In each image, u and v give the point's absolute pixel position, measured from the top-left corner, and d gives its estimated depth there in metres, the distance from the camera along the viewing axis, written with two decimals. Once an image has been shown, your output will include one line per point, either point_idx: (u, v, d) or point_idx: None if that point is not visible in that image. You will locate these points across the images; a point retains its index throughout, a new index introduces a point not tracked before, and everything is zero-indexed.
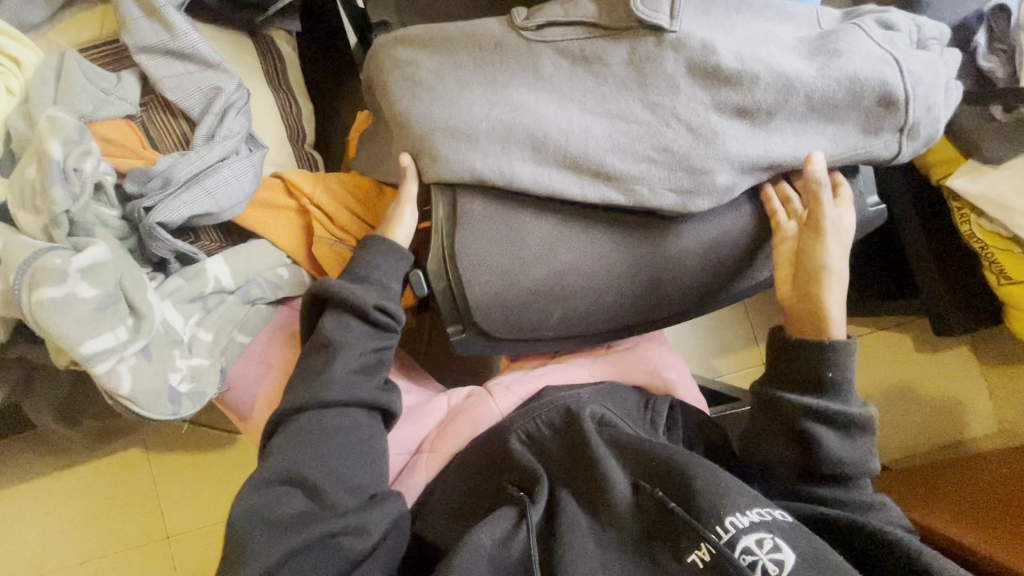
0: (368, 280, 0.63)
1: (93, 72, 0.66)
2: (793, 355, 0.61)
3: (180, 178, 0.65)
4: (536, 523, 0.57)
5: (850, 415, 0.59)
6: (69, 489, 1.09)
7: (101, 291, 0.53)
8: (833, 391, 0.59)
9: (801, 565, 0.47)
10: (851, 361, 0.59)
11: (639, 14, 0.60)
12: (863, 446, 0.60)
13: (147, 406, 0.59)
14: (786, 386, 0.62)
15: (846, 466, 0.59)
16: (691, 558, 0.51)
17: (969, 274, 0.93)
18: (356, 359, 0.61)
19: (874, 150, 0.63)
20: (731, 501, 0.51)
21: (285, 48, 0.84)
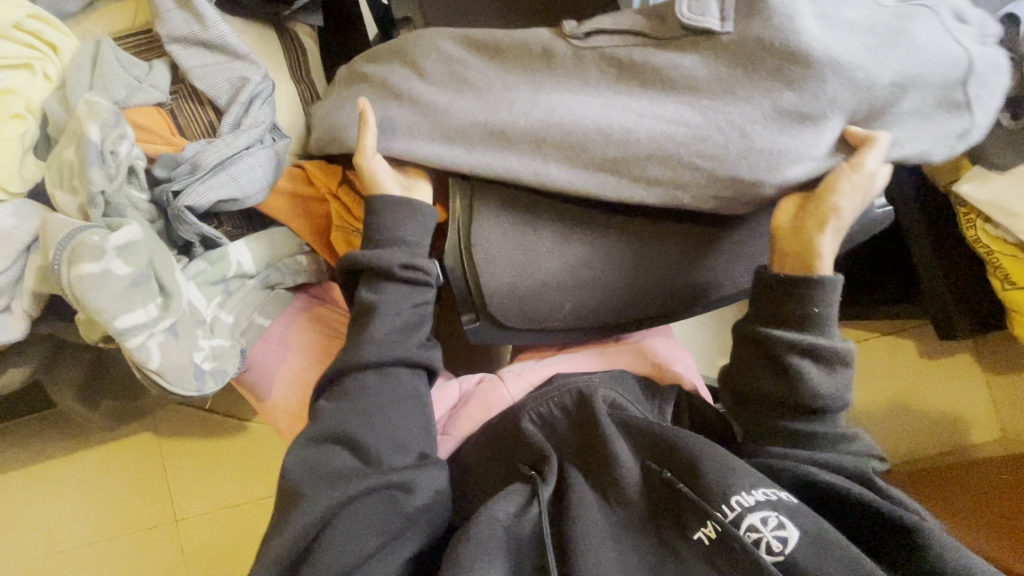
0: (396, 241, 0.66)
1: (127, 61, 0.68)
2: (782, 287, 0.62)
3: (207, 164, 0.67)
4: (547, 501, 0.59)
5: (831, 348, 0.62)
6: (82, 469, 1.12)
7: (136, 268, 0.55)
8: (817, 326, 0.62)
9: (804, 540, 0.51)
10: (833, 296, 0.62)
11: (686, 20, 0.61)
12: (842, 379, 0.63)
13: (174, 382, 0.61)
14: (772, 323, 0.64)
15: (826, 401, 0.62)
16: (697, 535, 0.53)
17: (974, 279, 0.94)
18: (396, 318, 0.64)
19: (936, 149, 0.65)
20: (737, 483, 0.54)
21: (307, 41, 0.86)
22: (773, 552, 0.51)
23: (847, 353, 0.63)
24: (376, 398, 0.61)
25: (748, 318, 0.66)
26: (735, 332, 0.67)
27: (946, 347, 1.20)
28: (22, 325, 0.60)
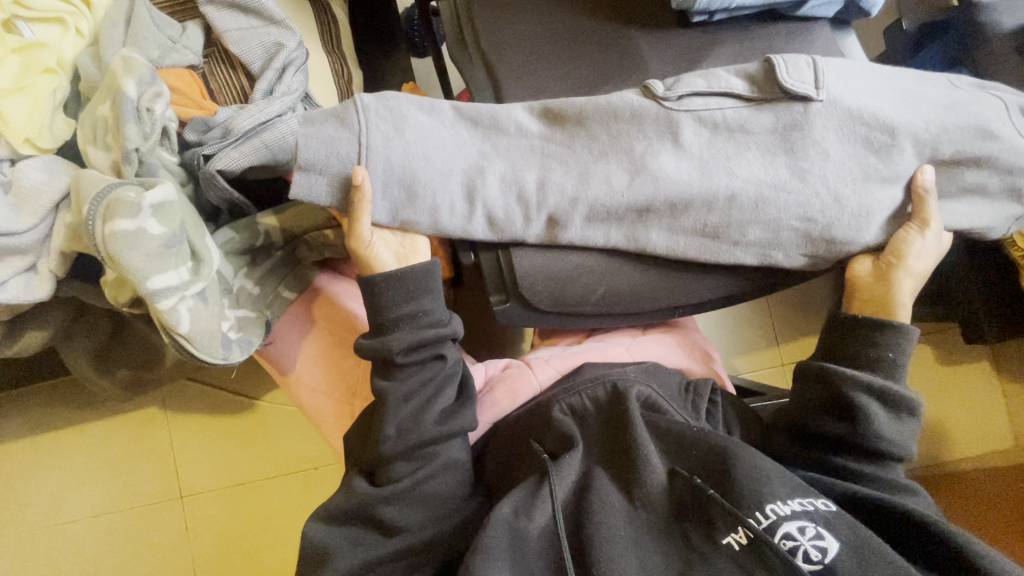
0: (401, 320, 0.62)
1: (161, 20, 0.67)
2: (857, 328, 0.67)
3: (238, 130, 0.64)
4: (561, 497, 0.58)
5: (901, 395, 0.64)
6: (87, 442, 1.10)
7: (169, 230, 0.53)
8: (889, 371, 0.65)
9: (845, 550, 0.51)
10: (908, 346, 0.66)
11: (788, 85, 0.62)
12: (906, 429, 0.65)
13: (203, 349, 0.58)
14: (842, 363, 0.67)
15: (888, 446, 0.64)
16: (726, 540, 0.53)
17: (1008, 285, 0.92)
18: (405, 404, 0.62)
19: (990, 230, 0.70)
20: (773, 492, 0.54)
21: (339, 12, 0.84)
22: (810, 561, 0.51)
23: (914, 407, 0.65)
24: (411, 426, 0.62)
25: (816, 357, 0.70)
26: (801, 367, 0.70)
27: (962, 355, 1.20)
28: (46, 286, 0.59)
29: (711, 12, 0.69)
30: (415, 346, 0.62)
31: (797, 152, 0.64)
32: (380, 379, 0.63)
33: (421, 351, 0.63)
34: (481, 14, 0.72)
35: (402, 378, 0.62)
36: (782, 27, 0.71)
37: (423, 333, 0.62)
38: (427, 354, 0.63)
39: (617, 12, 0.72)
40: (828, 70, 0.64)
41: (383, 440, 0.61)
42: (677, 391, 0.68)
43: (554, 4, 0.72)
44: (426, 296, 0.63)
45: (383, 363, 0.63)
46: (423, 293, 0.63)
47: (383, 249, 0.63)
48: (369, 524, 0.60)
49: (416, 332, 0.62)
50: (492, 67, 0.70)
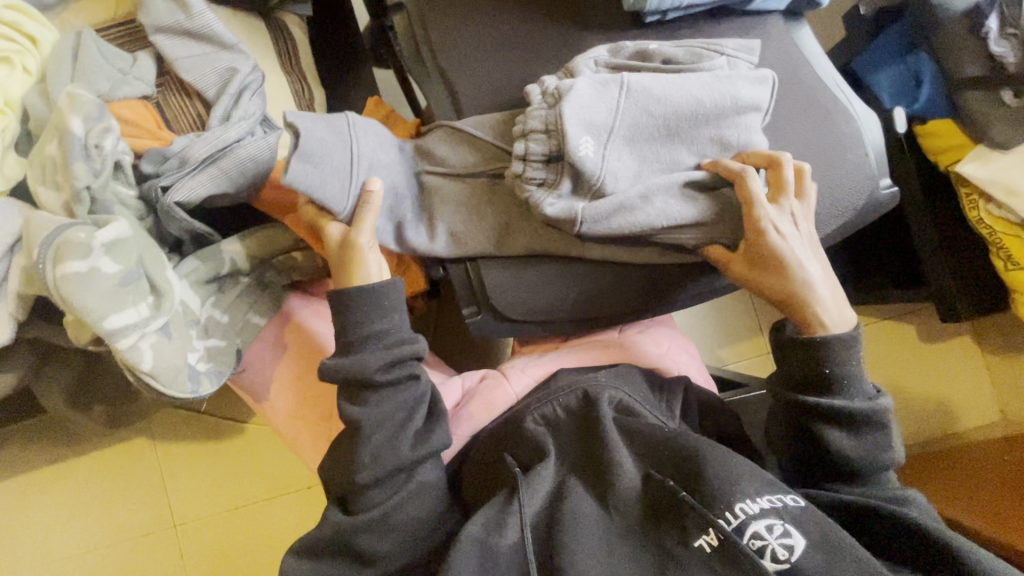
0: (370, 340, 0.62)
1: (109, 52, 0.66)
2: (795, 350, 0.63)
3: (196, 158, 0.64)
4: (532, 511, 0.58)
5: (857, 409, 0.61)
6: (73, 478, 1.09)
7: (124, 266, 0.52)
8: (836, 387, 0.62)
9: (810, 548, 0.52)
10: (848, 353, 0.62)
11: (699, 93, 0.61)
12: (875, 440, 0.62)
13: (168, 384, 0.58)
14: (798, 387, 0.64)
15: (863, 463, 0.61)
16: (698, 543, 0.53)
17: (978, 262, 0.93)
18: (381, 430, 0.61)
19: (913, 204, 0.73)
20: (742, 490, 0.55)
21: (297, 31, 0.84)
22: (778, 560, 0.52)
23: (877, 414, 0.61)
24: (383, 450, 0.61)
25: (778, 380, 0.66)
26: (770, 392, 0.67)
27: (944, 333, 1.25)
28: (7, 330, 0.58)
29: (663, 11, 0.68)
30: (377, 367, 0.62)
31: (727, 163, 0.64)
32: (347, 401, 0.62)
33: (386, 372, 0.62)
34: (434, 27, 0.71)
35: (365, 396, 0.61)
36: (735, 22, 0.71)
37: (392, 352, 0.62)
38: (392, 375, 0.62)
39: (571, 14, 0.71)
40: (740, 77, 0.62)
41: (355, 467, 0.60)
42: (650, 395, 0.68)
43: (508, 10, 0.72)
44: (386, 312, 0.62)
45: (348, 381, 0.62)
46: (390, 314, 0.63)
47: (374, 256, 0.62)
48: (348, 550, 0.60)
49: (381, 349, 0.62)
50: (449, 80, 0.70)
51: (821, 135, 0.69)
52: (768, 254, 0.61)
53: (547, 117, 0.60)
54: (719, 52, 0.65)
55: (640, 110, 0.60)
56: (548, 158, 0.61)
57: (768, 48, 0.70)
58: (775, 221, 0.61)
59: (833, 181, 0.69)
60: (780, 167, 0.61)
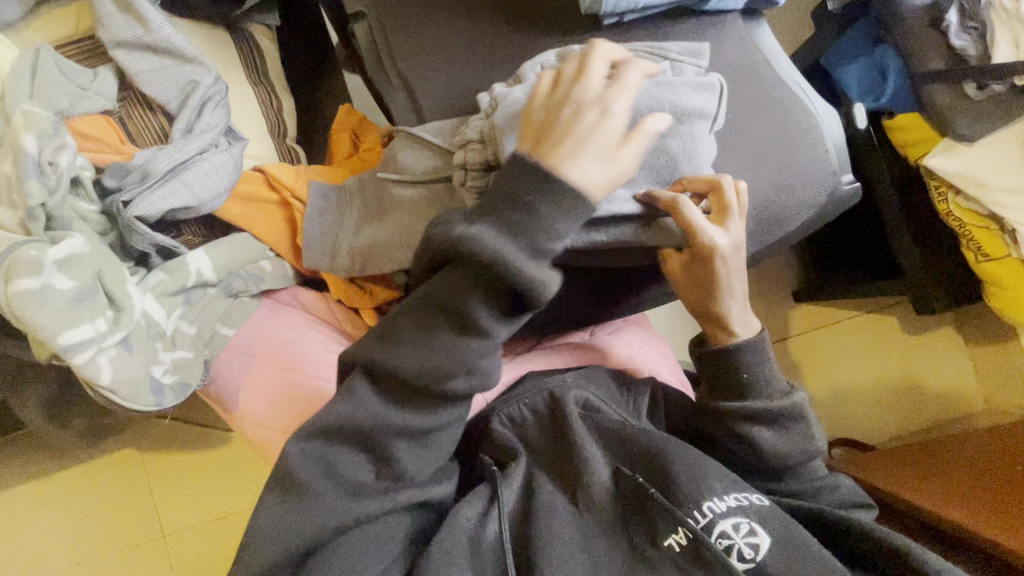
0: (516, 228, 0.47)
1: (69, 68, 0.66)
2: (712, 363, 0.66)
3: (158, 172, 0.65)
4: (509, 502, 0.59)
5: (779, 409, 0.64)
6: (62, 490, 1.09)
7: (79, 283, 0.56)
8: (754, 390, 0.65)
9: (775, 546, 0.53)
10: (760, 356, 0.65)
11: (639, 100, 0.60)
12: (797, 433, 0.65)
13: (127, 397, 0.62)
14: (722, 395, 0.66)
15: (790, 459, 0.65)
16: (668, 542, 0.54)
17: (950, 254, 0.94)
18: (469, 377, 0.50)
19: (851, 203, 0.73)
20: (709, 489, 0.56)
21: (265, 41, 0.85)
22: (744, 558, 0.53)
23: (795, 410, 0.65)
24: None
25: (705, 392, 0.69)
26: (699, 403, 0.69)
27: (925, 325, 1.25)
28: None
29: (620, 13, 0.68)
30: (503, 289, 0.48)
31: (671, 171, 0.62)
32: (461, 297, 0.48)
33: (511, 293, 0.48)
34: (395, 35, 0.72)
35: (485, 311, 0.48)
36: (694, 23, 0.71)
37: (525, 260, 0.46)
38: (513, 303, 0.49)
39: (531, 18, 0.71)
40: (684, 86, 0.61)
41: (448, 376, 0.50)
42: (618, 393, 0.68)
43: (467, 16, 0.72)
44: (547, 232, 0.47)
45: (471, 284, 0.48)
46: (567, 222, 0.47)
47: (596, 161, 0.49)
48: None
49: (524, 274, 0.46)
50: (410, 87, 0.71)
51: (779, 134, 0.69)
52: (700, 274, 0.62)
53: (483, 127, 0.61)
54: (664, 57, 0.65)
55: None
56: (486, 165, 0.61)
57: (727, 47, 0.71)
58: (715, 242, 0.60)
59: (791, 178, 0.69)
60: (721, 191, 0.60)
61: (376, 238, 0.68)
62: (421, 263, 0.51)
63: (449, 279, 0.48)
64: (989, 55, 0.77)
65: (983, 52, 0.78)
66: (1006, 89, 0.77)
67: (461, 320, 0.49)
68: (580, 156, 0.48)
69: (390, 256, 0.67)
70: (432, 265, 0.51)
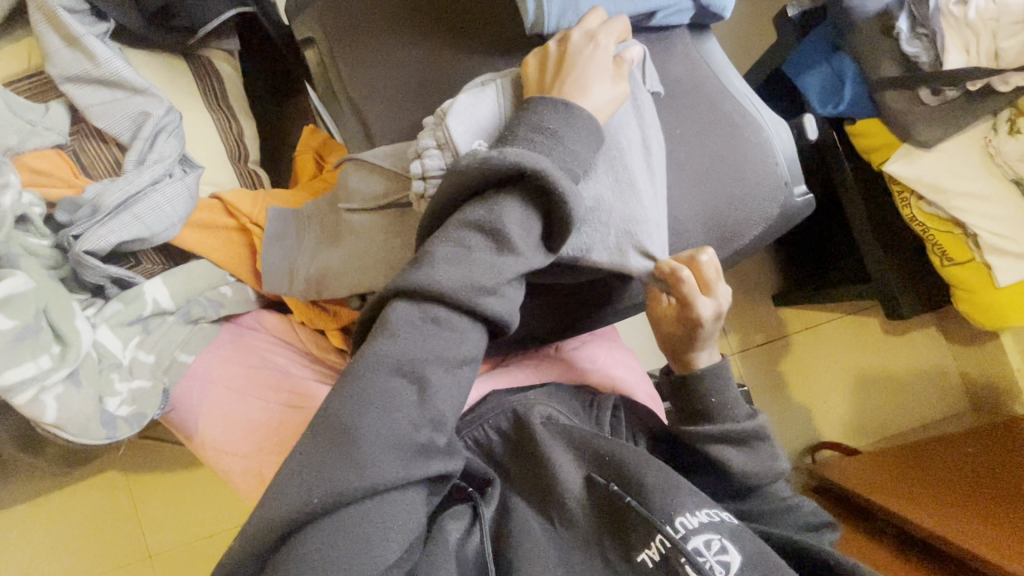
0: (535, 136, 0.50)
1: (18, 105, 0.67)
2: (678, 387, 0.65)
3: (109, 205, 0.66)
4: (488, 518, 0.58)
5: (745, 430, 0.63)
6: (45, 518, 1.09)
7: (18, 322, 0.59)
8: (723, 412, 0.63)
9: (746, 565, 0.51)
10: (727, 378, 0.64)
11: None
12: (765, 454, 0.63)
13: (79, 432, 0.64)
14: (691, 417, 0.65)
15: (755, 481, 0.62)
16: (642, 557, 0.53)
17: (918, 259, 0.93)
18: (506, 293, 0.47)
19: (802, 212, 0.73)
20: (682, 504, 0.55)
21: (223, 66, 0.85)
22: None
23: (762, 431, 0.63)
24: None
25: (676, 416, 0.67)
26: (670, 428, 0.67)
27: (907, 326, 1.24)
28: None
29: None
30: (540, 206, 0.49)
31: (620, 154, 0.59)
32: (494, 209, 0.47)
33: (545, 213, 0.49)
34: (345, 60, 0.72)
35: (519, 224, 0.47)
36: (640, 39, 0.71)
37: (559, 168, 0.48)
38: (545, 226, 0.50)
39: (480, 37, 0.72)
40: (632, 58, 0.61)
41: (482, 292, 0.45)
42: (581, 408, 0.68)
43: (415, 38, 0.72)
44: (570, 153, 0.50)
45: (507, 197, 0.48)
46: (576, 142, 0.51)
47: (594, 82, 0.55)
48: None
49: (556, 177, 0.47)
50: (361, 112, 0.72)
51: (732, 146, 0.69)
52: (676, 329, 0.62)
53: (438, 131, 0.58)
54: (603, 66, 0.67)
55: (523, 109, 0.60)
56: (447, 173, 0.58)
57: (672, 63, 0.71)
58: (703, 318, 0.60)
59: (745, 189, 0.68)
60: (701, 268, 0.59)
61: (330, 263, 0.67)
62: (445, 192, 0.49)
63: (479, 198, 0.48)
64: (941, 61, 0.78)
65: (935, 58, 0.79)
66: (959, 94, 0.78)
67: (493, 232, 0.47)
68: (581, 84, 0.54)
69: (344, 280, 0.66)
70: (459, 199, 0.49)
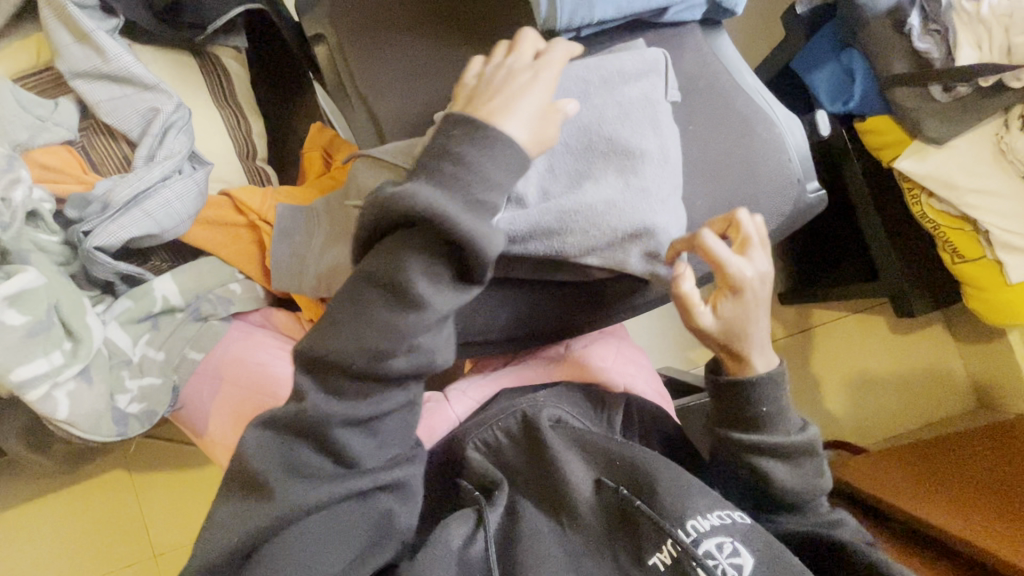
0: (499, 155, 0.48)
1: (28, 100, 0.67)
2: (727, 395, 0.61)
3: (119, 201, 0.66)
4: (494, 525, 0.58)
5: (792, 444, 0.61)
6: (48, 516, 1.08)
7: (30, 318, 0.59)
8: (771, 424, 0.61)
9: (758, 568, 0.51)
10: (780, 389, 0.61)
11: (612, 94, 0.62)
12: (809, 470, 0.62)
13: (90, 429, 0.64)
14: (736, 426, 0.62)
15: (795, 495, 0.61)
16: (653, 561, 0.53)
17: (926, 257, 0.93)
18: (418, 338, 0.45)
19: (814, 208, 0.73)
20: (693, 506, 0.54)
21: (230, 62, 0.84)
22: None
23: (809, 446, 0.62)
24: None
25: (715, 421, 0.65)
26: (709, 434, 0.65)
27: (913, 324, 1.24)
28: None
29: (576, 28, 0.68)
30: (446, 247, 0.45)
31: (630, 159, 0.59)
32: (394, 262, 0.44)
33: (452, 253, 0.45)
34: (355, 55, 0.72)
35: (422, 273, 0.44)
36: (653, 35, 0.71)
37: (455, 206, 0.43)
38: (458, 267, 0.45)
39: (491, 33, 0.71)
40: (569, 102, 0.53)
41: (390, 337, 0.45)
42: (591, 411, 0.69)
43: (427, 34, 0.72)
44: (479, 182, 0.45)
45: (406, 242, 0.45)
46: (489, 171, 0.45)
47: (519, 117, 0.48)
48: None
49: (452, 219, 0.43)
50: (370, 108, 0.71)
51: (745, 143, 0.69)
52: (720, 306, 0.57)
53: None
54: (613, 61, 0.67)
55: None
56: None
57: (684, 59, 0.71)
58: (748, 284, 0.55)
59: (758, 186, 0.68)
60: (739, 225, 0.56)
61: (342, 260, 0.66)
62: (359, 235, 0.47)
63: (380, 250, 0.45)
64: (953, 57, 0.78)
65: (947, 54, 0.78)
66: (971, 90, 0.78)
67: (395, 288, 0.45)
68: (495, 108, 0.49)
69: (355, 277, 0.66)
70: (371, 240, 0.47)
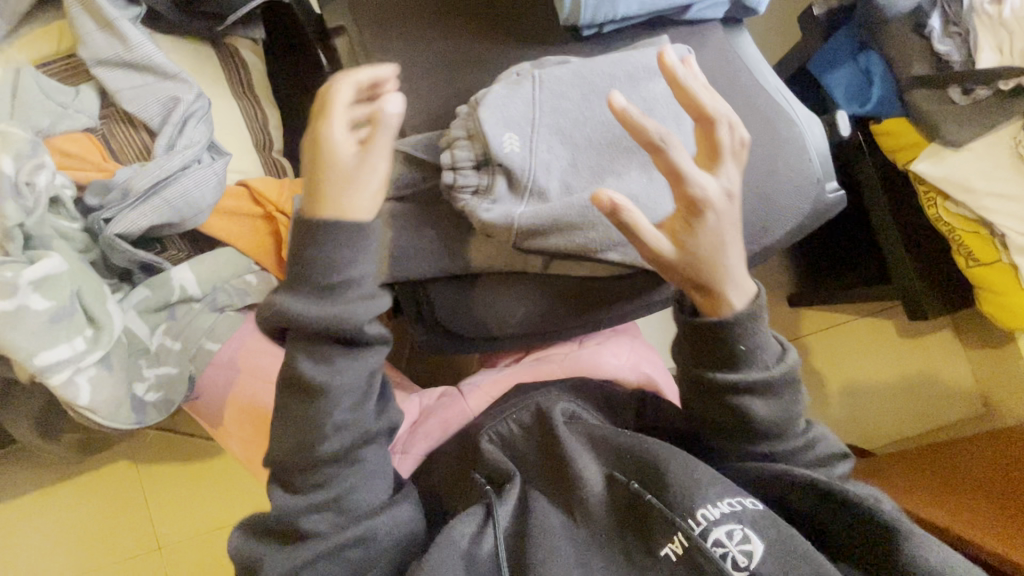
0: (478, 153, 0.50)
1: (50, 87, 0.67)
2: (699, 336, 0.55)
3: (139, 189, 0.66)
4: (504, 520, 0.58)
5: (772, 378, 0.56)
6: (54, 506, 1.08)
7: (54, 303, 0.59)
8: (749, 359, 0.56)
9: (769, 553, 0.49)
10: (757, 321, 0.55)
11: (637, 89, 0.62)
12: (789, 402, 0.58)
13: (109, 416, 0.64)
14: (711, 366, 0.56)
15: (773, 428, 0.57)
16: (664, 552, 0.52)
17: (942, 260, 0.92)
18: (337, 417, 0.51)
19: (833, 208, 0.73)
20: (703, 495, 0.53)
21: (248, 54, 0.84)
22: (739, 568, 0.49)
23: (789, 374, 0.57)
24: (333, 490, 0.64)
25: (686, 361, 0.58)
26: (679, 372, 0.60)
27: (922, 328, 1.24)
28: None
29: (599, 25, 0.68)
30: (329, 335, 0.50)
31: None
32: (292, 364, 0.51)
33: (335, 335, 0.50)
34: (378, 48, 0.72)
35: (315, 365, 0.50)
36: (675, 32, 0.71)
37: (319, 307, 0.48)
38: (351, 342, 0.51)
39: (514, 28, 0.72)
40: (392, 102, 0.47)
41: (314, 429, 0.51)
42: (603, 406, 0.69)
43: (449, 28, 0.72)
44: (338, 269, 0.48)
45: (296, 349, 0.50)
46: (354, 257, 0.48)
47: (361, 187, 0.48)
48: None
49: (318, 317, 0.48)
50: None
51: (766, 141, 0.69)
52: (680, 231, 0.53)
53: (467, 123, 0.60)
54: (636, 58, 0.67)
55: (557, 99, 0.60)
56: (478, 162, 0.59)
57: (706, 57, 0.71)
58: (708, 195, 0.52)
59: (778, 185, 0.68)
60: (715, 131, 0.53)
61: None
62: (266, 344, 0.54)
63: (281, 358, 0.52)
64: (973, 60, 0.78)
65: (967, 57, 0.79)
66: (991, 93, 0.78)
67: (302, 385, 0.51)
68: (343, 189, 0.47)
69: None
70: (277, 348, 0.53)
